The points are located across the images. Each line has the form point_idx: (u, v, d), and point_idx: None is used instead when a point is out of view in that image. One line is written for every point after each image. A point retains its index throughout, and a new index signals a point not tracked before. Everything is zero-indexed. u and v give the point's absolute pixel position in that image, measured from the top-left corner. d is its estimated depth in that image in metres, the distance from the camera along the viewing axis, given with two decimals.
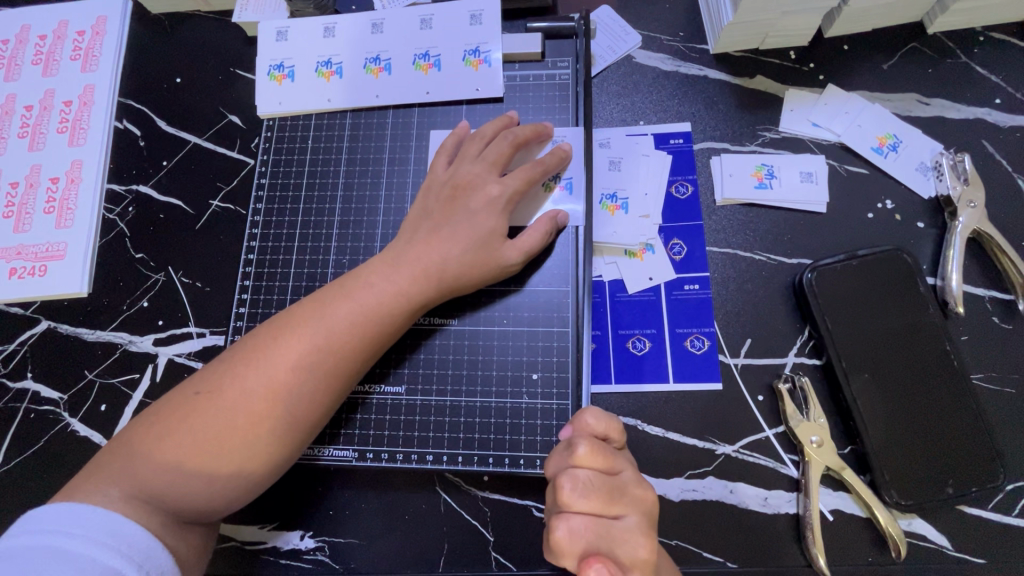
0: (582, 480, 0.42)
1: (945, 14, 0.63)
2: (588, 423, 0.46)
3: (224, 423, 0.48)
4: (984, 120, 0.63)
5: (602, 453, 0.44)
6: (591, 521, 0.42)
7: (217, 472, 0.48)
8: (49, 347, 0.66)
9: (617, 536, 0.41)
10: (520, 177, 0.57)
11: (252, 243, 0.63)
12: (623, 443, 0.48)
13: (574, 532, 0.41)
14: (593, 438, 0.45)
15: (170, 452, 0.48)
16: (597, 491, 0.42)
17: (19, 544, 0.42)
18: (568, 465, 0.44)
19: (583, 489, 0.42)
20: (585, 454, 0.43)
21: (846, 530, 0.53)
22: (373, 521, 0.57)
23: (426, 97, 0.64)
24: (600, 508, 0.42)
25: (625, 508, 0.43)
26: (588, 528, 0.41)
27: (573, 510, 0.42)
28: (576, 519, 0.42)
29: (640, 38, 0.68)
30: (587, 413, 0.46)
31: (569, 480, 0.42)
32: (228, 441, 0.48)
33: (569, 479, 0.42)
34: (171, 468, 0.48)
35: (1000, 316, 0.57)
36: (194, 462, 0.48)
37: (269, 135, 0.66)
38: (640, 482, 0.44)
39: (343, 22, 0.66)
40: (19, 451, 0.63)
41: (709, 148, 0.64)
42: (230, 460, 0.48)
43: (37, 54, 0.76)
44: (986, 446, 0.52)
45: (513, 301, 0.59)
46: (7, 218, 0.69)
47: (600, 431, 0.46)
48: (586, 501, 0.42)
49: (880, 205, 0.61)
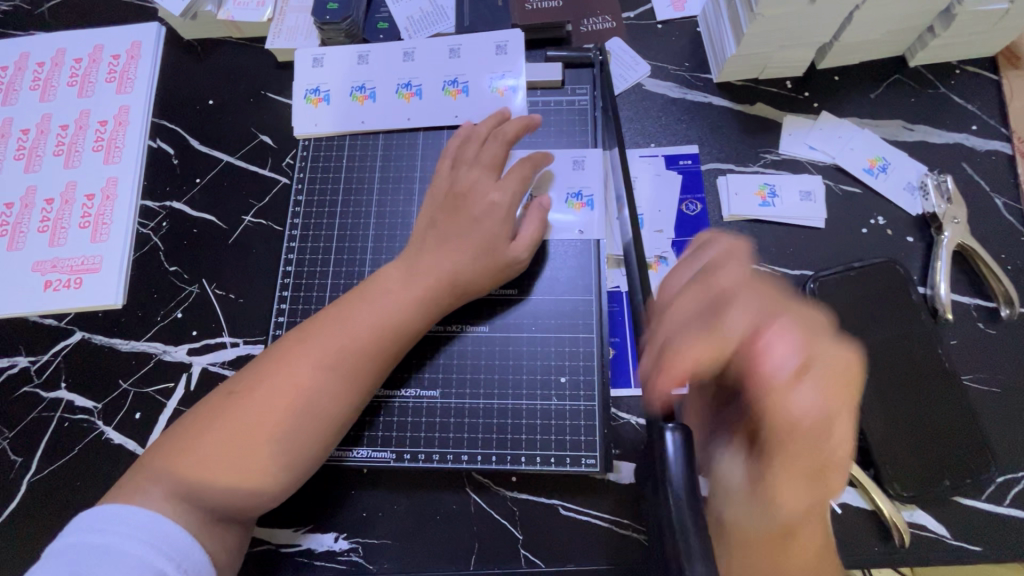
0: (738, 281, 0.42)
1: (925, 49, 0.69)
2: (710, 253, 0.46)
3: (253, 423, 0.51)
4: (963, 145, 0.69)
5: (743, 270, 0.44)
6: (767, 312, 0.40)
7: (246, 468, 0.51)
8: (83, 358, 0.68)
9: (777, 324, 0.38)
10: (517, 181, 0.62)
11: (289, 256, 0.67)
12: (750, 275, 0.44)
13: (686, 350, 0.40)
14: (721, 258, 0.45)
15: (202, 451, 0.51)
16: (762, 295, 0.41)
17: (78, 540, 0.46)
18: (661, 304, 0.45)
19: (682, 319, 0.42)
20: (666, 292, 0.46)
21: (854, 521, 0.57)
22: (405, 521, 0.59)
23: (455, 120, 0.68)
24: (703, 319, 0.41)
25: (742, 311, 0.39)
26: (786, 326, 0.38)
27: (744, 330, 0.39)
28: (678, 322, 0.42)
29: (650, 68, 0.74)
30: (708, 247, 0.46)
31: (732, 299, 0.41)
32: (256, 440, 0.51)
33: (669, 334, 0.42)
34: (203, 466, 0.50)
35: (984, 322, 0.62)
36: (225, 459, 0.50)
37: (304, 154, 0.70)
38: (730, 259, 0.45)
39: (375, 50, 0.70)
40: (53, 459, 0.65)
41: (715, 169, 0.70)
42: (259, 458, 0.51)
43: (73, 76, 0.79)
44: (978, 441, 0.57)
45: (540, 310, 0.63)
46: (43, 232, 0.72)
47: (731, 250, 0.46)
48: (745, 311, 0.40)
49: (873, 221, 0.67)
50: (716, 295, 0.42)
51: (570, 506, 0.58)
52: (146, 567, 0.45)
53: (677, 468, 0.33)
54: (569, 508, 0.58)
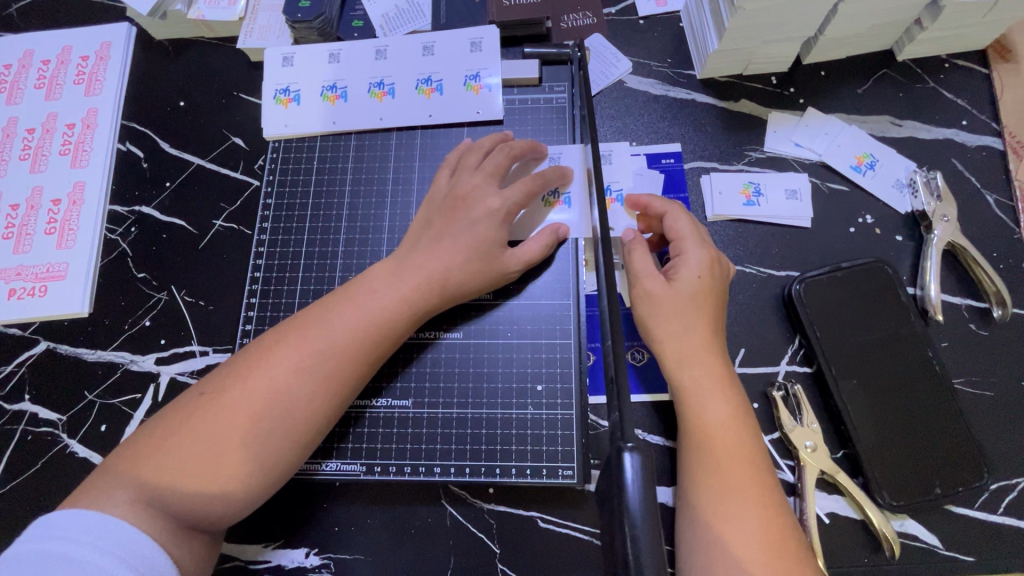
0: (675, 229, 0.58)
1: (913, 43, 0.67)
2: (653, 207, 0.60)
3: (224, 423, 0.48)
4: (953, 141, 0.67)
5: (667, 200, 0.60)
6: (686, 233, 0.57)
7: (213, 478, 0.47)
8: (48, 368, 0.66)
9: (681, 231, 0.57)
10: (521, 191, 0.58)
11: (258, 261, 0.65)
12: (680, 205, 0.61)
13: (653, 282, 0.55)
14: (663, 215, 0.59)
15: (171, 453, 0.47)
16: (682, 224, 0.58)
17: (26, 549, 0.42)
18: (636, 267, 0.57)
19: (647, 267, 0.56)
20: (636, 257, 0.57)
21: (842, 532, 0.55)
22: (379, 535, 0.57)
23: (429, 120, 0.66)
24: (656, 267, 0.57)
25: (681, 257, 0.56)
26: (690, 249, 0.56)
27: (673, 273, 0.56)
28: (646, 267, 0.56)
29: (631, 65, 0.72)
30: (647, 198, 0.61)
31: (669, 221, 0.58)
32: (227, 441, 0.47)
33: (641, 289, 0.56)
34: (171, 469, 0.46)
35: (976, 323, 0.60)
36: (191, 466, 0.47)
37: (274, 156, 0.68)
38: (688, 229, 0.57)
39: (348, 49, 0.68)
40: (16, 474, 0.62)
41: (699, 167, 0.68)
42: (229, 463, 0.47)
43: (41, 79, 0.77)
44: (970, 447, 0.55)
45: (516, 315, 0.61)
46: (7, 239, 0.70)
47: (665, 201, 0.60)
48: (673, 229, 0.58)
49: (861, 219, 0.65)
50: (677, 252, 0.57)
51: (549, 518, 0.56)
52: None
53: (636, 494, 0.33)
54: (548, 520, 0.56)
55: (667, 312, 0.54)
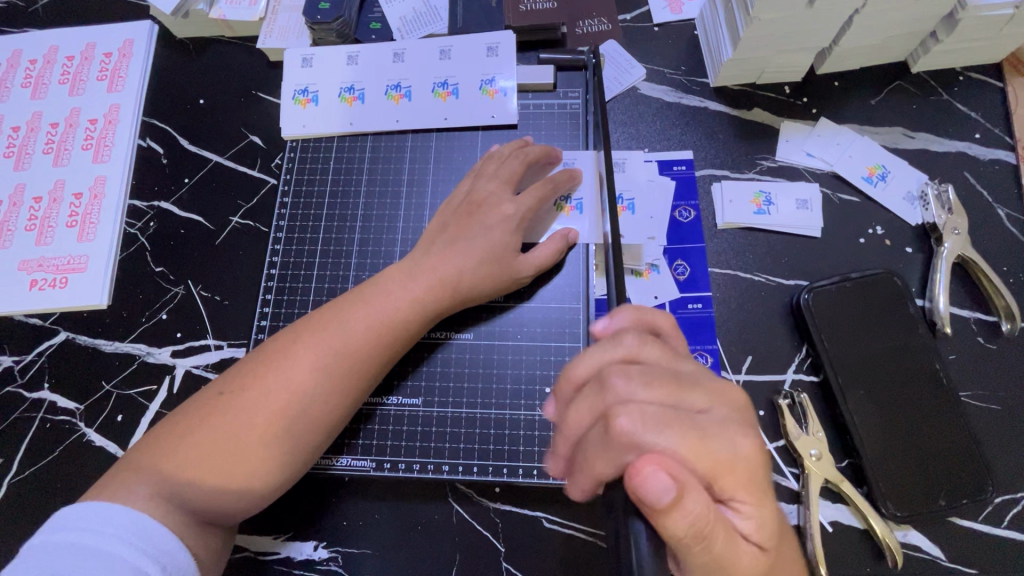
0: (637, 372, 0.37)
1: (927, 55, 0.67)
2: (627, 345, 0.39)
3: (243, 422, 0.49)
4: (965, 154, 0.67)
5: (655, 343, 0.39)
6: (655, 413, 0.35)
7: (233, 473, 0.48)
8: (67, 358, 0.67)
9: (630, 421, 0.35)
10: (535, 198, 0.59)
11: (274, 259, 0.66)
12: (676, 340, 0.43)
13: (641, 423, 0.34)
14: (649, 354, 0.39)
15: (189, 449, 0.48)
16: (661, 380, 0.36)
17: (51, 540, 0.43)
18: (629, 388, 0.36)
19: (653, 386, 0.36)
20: (640, 345, 0.38)
21: (845, 541, 0.55)
22: (387, 531, 0.58)
23: (444, 123, 0.67)
24: (668, 396, 0.36)
25: (709, 400, 0.37)
26: (648, 420, 0.34)
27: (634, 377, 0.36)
28: (647, 409, 0.35)
29: (645, 71, 0.73)
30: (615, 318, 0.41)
31: (620, 374, 0.37)
32: (245, 439, 0.49)
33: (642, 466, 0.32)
34: (190, 464, 0.48)
35: (985, 337, 0.60)
36: (212, 461, 0.48)
37: (292, 155, 0.69)
38: (715, 376, 0.39)
39: (366, 51, 0.69)
40: (34, 460, 0.64)
41: (710, 175, 0.68)
42: (248, 460, 0.49)
43: (64, 74, 0.79)
44: (976, 460, 0.55)
45: (527, 317, 0.61)
46: (30, 231, 0.71)
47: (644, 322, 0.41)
48: (647, 390, 0.36)
49: (871, 230, 0.65)
50: (678, 384, 0.36)
51: (553, 519, 0.57)
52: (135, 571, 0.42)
53: None
54: (553, 521, 0.57)
55: (666, 395, 0.36)
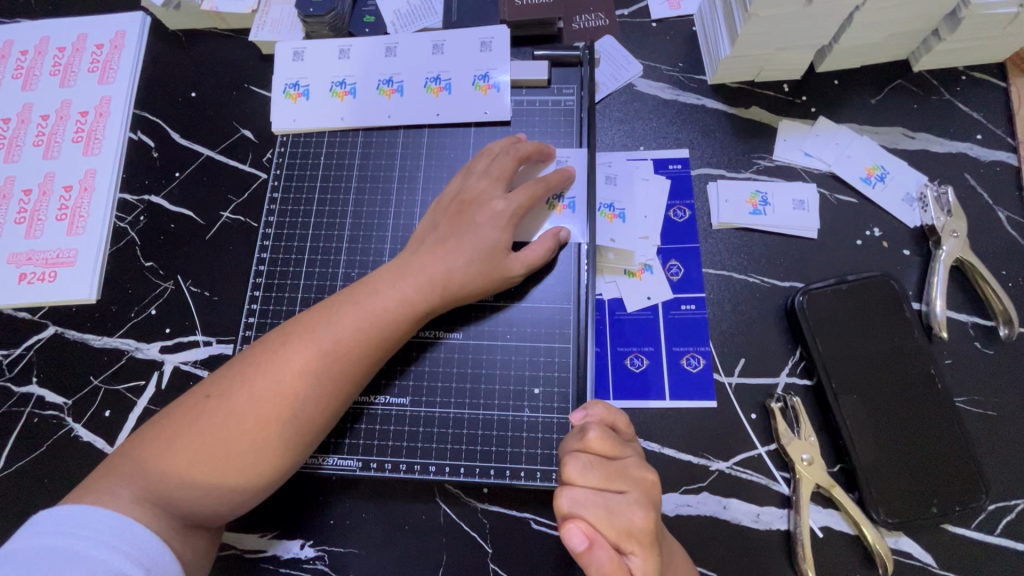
0: (586, 462, 0.44)
1: (929, 54, 0.66)
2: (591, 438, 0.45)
3: (233, 426, 0.49)
4: (966, 155, 0.66)
5: (613, 440, 0.45)
6: (592, 495, 0.43)
7: (222, 477, 0.48)
8: (56, 352, 0.67)
9: (581, 496, 0.43)
10: (526, 195, 0.58)
11: (263, 255, 0.65)
12: (631, 436, 0.50)
13: (575, 502, 0.42)
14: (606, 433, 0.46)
15: (179, 454, 0.48)
16: (598, 470, 0.44)
17: (29, 544, 0.42)
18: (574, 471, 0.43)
19: (592, 473, 0.43)
20: (596, 438, 0.45)
21: (836, 546, 0.55)
22: (374, 530, 0.58)
23: (436, 118, 0.66)
24: (601, 484, 0.43)
25: (629, 484, 0.44)
26: (587, 497, 0.43)
27: (586, 456, 0.44)
28: (579, 491, 0.43)
29: (642, 68, 0.72)
30: (591, 406, 0.48)
31: (573, 460, 0.44)
32: (235, 443, 0.48)
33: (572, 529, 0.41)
34: (181, 470, 0.48)
35: (982, 342, 0.59)
36: (201, 466, 0.48)
37: (282, 150, 0.69)
38: (643, 465, 0.46)
39: (358, 45, 0.68)
40: (22, 455, 0.64)
41: (706, 174, 0.67)
42: (237, 464, 0.49)
43: (55, 66, 0.78)
44: (970, 467, 0.54)
45: (517, 317, 0.61)
46: (19, 224, 0.71)
47: (608, 419, 0.48)
48: (590, 476, 0.43)
49: (868, 232, 0.64)
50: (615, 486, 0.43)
51: (542, 520, 0.56)
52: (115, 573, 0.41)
53: None
54: (541, 523, 0.57)
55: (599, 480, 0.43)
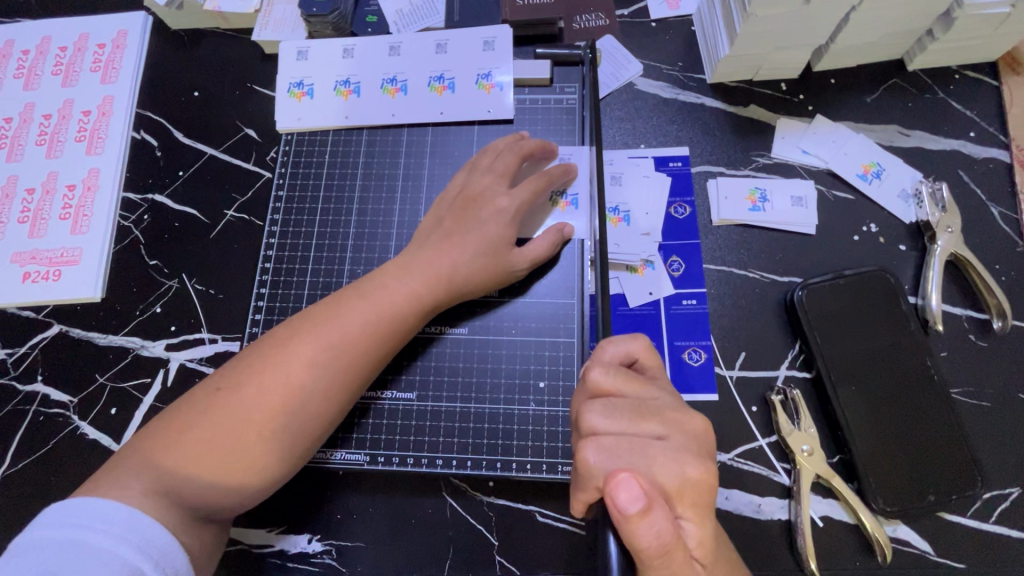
0: (606, 407, 0.44)
1: (924, 53, 0.67)
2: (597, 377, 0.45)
3: (242, 419, 0.49)
4: (960, 152, 0.67)
5: (627, 378, 0.45)
6: (622, 441, 0.42)
7: (232, 468, 0.49)
8: (61, 351, 0.67)
9: (614, 445, 0.42)
10: (530, 190, 0.59)
11: (269, 252, 0.66)
12: (660, 371, 0.48)
13: (609, 451, 0.42)
14: (618, 368, 0.46)
15: (189, 446, 0.49)
16: (623, 413, 0.43)
17: (41, 536, 0.43)
18: (596, 422, 0.43)
19: (620, 418, 0.43)
20: (606, 379, 0.45)
21: (835, 535, 0.56)
22: (380, 524, 0.58)
23: (440, 117, 0.67)
24: (631, 428, 0.43)
25: (667, 429, 0.43)
26: (617, 444, 0.42)
27: (604, 402, 0.44)
28: (607, 439, 0.42)
29: (642, 67, 0.73)
30: (606, 345, 0.47)
31: (595, 409, 0.44)
32: (244, 436, 0.49)
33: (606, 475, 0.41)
34: (191, 461, 0.48)
35: (976, 334, 0.61)
36: (211, 457, 0.48)
37: (287, 148, 0.69)
38: (678, 405, 0.45)
39: (361, 44, 0.69)
40: (28, 453, 0.64)
41: (706, 171, 0.68)
42: (247, 456, 0.49)
43: (57, 65, 0.78)
44: (965, 456, 0.56)
45: (521, 312, 0.61)
46: (23, 223, 0.71)
47: (626, 358, 0.47)
48: (612, 421, 0.43)
49: (865, 227, 0.65)
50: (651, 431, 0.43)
51: (547, 513, 0.57)
52: (125, 566, 0.42)
53: None
54: (546, 515, 0.57)
55: (628, 425, 0.43)
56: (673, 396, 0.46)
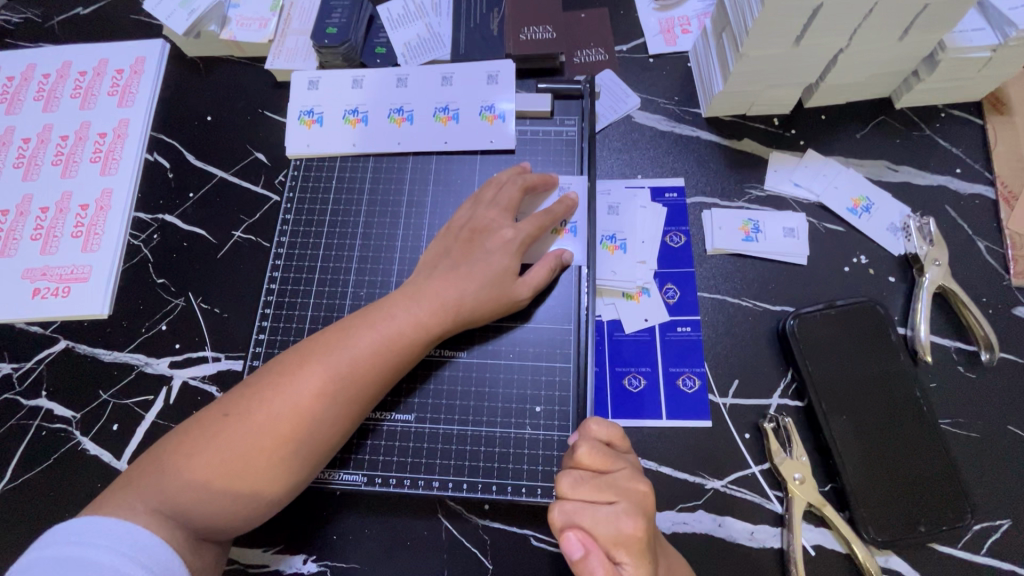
0: (577, 476, 0.47)
1: (910, 92, 0.70)
2: (580, 452, 0.48)
3: (249, 446, 0.50)
4: (946, 187, 0.69)
5: (602, 454, 0.48)
6: (582, 506, 0.46)
7: (238, 492, 0.50)
8: (66, 366, 0.69)
9: (573, 508, 0.46)
10: (534, 224, 0.61)
11: (274, 273, 0.67)
12: (629, 447, 0.52)
13: (565, 513, 0.46)
14: (597, 443, 0.49)
15: (196, 470, 0.50)
16: (588, 483, 0.47)
17: (44, 554, 0.43)
18: (564, 487, 0.47)
19: (582, 487, 0.47)
20: (584, 453, 0.48)
21: (827, 564, 0.56)
22: (376, 546, 0.59)
23: (444, 146, 0.69)
24: (591, 496, 0.46)
25: (619, 494, 0.46)
26: (576, 509, 0.46)
27: (575, 471, 0.48)
28: (569, 503, 0.46)
29: (639, 101, 0.75)
30: (590, 421, 0.50)
31: (567, 476, 0.47)
32: (250, 461, 0.50)
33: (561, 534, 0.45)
34: (197, 486, 0.49)
35: (964, 366, 0.62)
36: (218, 482, 0.50)
37: (295, 173, 0.71)
38: (635, 476, 0.48)
39: (370, 75, 0.72)
40: (29, 468, 0.65)
41: (700, 203, 0.70)
42: (253, 481, 0.50)
43: (76, 89, 0.81)
44: (955, 487, 0.56)
45: (519, 337, 0.63)
46: (35, 240, 0.73)
47: (602, 435, 0.50)
48: (578, 488, 0.47)
49: (855, 259, 0.67)
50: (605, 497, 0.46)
51: (542, 537, 0.58)
52: None
53: None
54: (541, 539, 0.58)
55: (587, 492, 0.47)
56: (636, 468, 0.49)
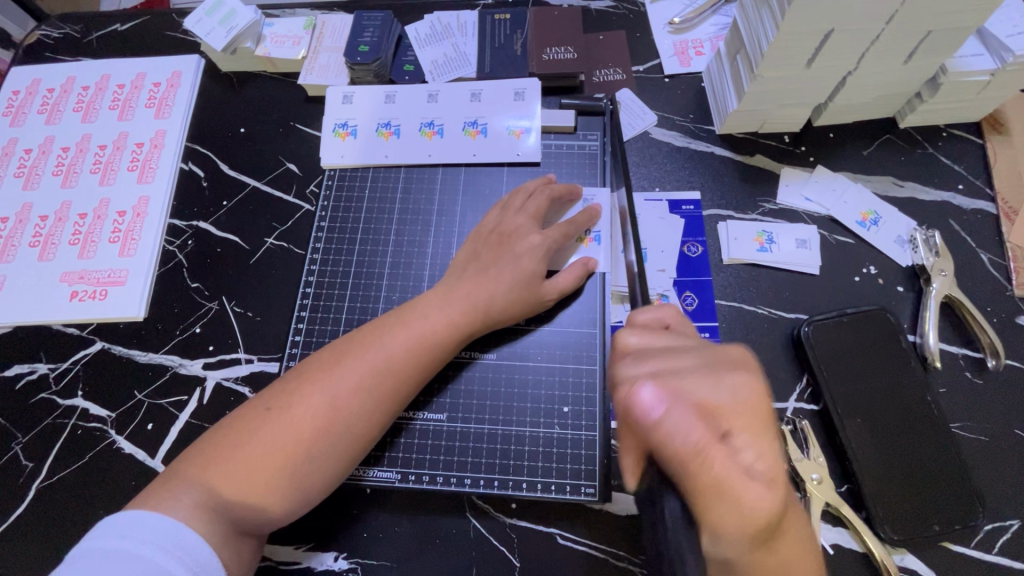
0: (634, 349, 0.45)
1: (914, 113, 0.74)
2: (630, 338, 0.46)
3: (290, 437, 0.52)
4: (950, 203, 0.73)
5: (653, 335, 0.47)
6: (649, 367, 0.42)
7: (278, 483, 0.51)
8: (101, 367, 0.70)
9: (642, 374, 0.42)
10: (560, 232, 0.64)
11: (310, 278, 0.70)
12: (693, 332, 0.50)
13: (632, 369, 0.43)
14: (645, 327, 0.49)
15: (239, 461, 0.51)
16: (650, 352, 0.44)
17: (93, 545, 0.46)
18: (625, 363, 0.44)
19: (644, 357, 0.44)
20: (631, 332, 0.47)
21: (844, 562, 0.58)
22: (406, 542, 0.60)
23: (472, 158, 0.73)
24: (658, 355, 0.44)
25: (693, 354, 0.43)
26: (643, 369, 0.42)
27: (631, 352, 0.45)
28: (634, 369, 0.43)
29: (656, 118, 0.79)
30: (636, 315, 0.51)
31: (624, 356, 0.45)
32: (292, 453, 0.52)
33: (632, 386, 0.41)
34: (239, 476, 0.51)
35: (972, 372, 0.65)
36: (261, 473, 0.51)
37: (329, 183, 0.75)
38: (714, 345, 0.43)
39: (402, 91, 0.76)
40: (65, 466, 0.66)
41: (716, 215, 0.74)
42: (294, 472, 0.52)
43: (114, 101, 0.84)
44: (967, 487, 0.59)
45: (546, 340, 0.65)
46: (74, 245, 0.75)
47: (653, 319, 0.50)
48: (640, 360, 0.44)
49: (865, 269, 0.70)
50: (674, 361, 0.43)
51: (568, 535, 0.59)
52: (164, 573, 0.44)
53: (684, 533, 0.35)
54: (567, 538, 0.59)
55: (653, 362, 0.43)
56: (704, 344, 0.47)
